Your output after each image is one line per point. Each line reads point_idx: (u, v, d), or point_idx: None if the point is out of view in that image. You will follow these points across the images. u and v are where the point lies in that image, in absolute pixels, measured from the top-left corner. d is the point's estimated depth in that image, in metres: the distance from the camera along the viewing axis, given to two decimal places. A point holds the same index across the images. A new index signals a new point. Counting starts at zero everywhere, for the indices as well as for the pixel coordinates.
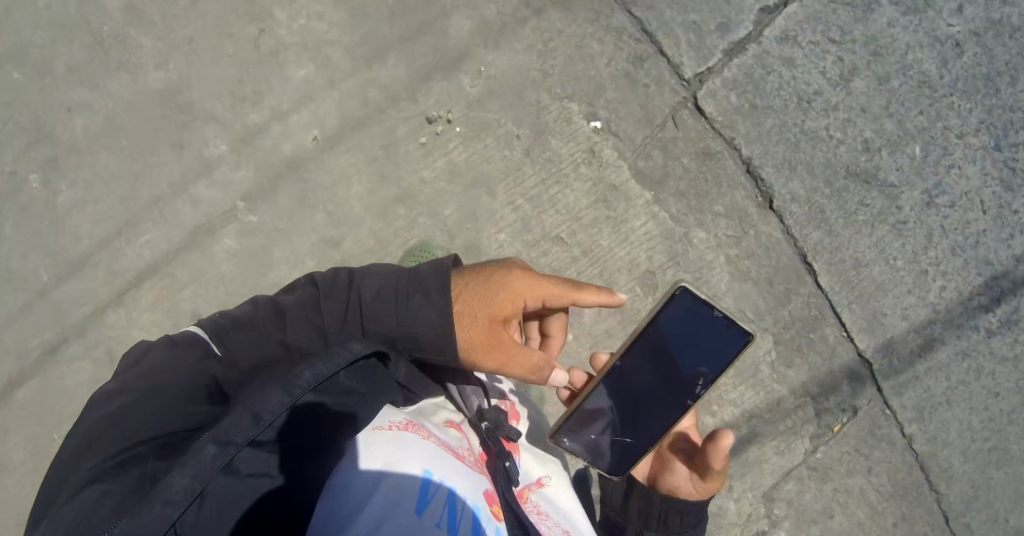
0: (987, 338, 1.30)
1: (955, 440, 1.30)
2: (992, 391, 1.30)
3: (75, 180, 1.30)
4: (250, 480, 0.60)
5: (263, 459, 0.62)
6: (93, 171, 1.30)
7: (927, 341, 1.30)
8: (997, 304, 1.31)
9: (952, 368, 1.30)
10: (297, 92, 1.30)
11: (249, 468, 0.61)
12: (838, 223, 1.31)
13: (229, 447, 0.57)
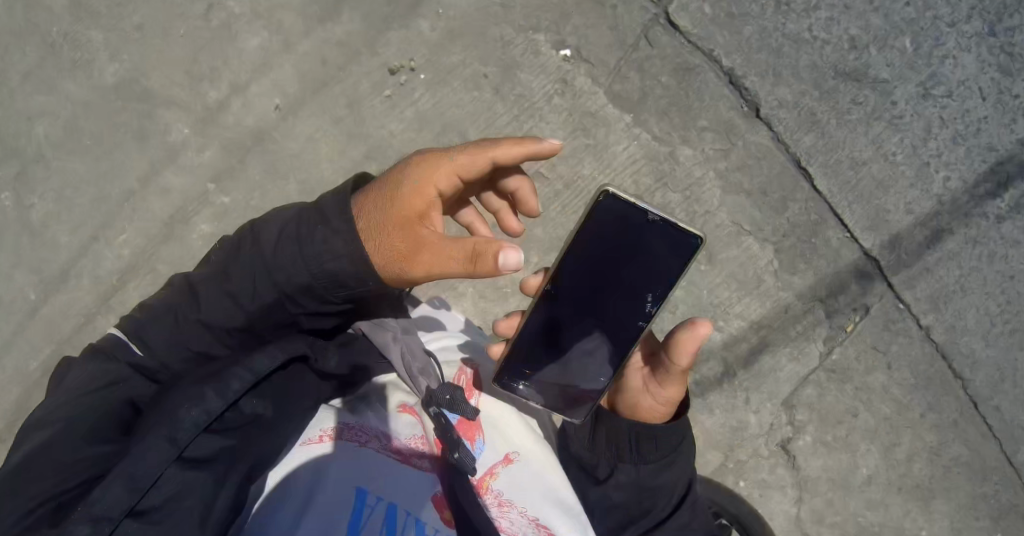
0: (995, 223, 1.26)
1: (973, 328, 1.27)
2: (1005, 276, 1.26)
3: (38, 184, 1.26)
4: (190, 472, 0.65)
5: (205, 447, 0.68)
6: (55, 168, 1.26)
7: (932, 235, 1.26)
8: (999, 184, 1.26)
9: (960, 259, 1.26)
10: (249, 62, 1.25)
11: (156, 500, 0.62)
12: (831, 128, 1.26)
13: (140, 490, 0.61)
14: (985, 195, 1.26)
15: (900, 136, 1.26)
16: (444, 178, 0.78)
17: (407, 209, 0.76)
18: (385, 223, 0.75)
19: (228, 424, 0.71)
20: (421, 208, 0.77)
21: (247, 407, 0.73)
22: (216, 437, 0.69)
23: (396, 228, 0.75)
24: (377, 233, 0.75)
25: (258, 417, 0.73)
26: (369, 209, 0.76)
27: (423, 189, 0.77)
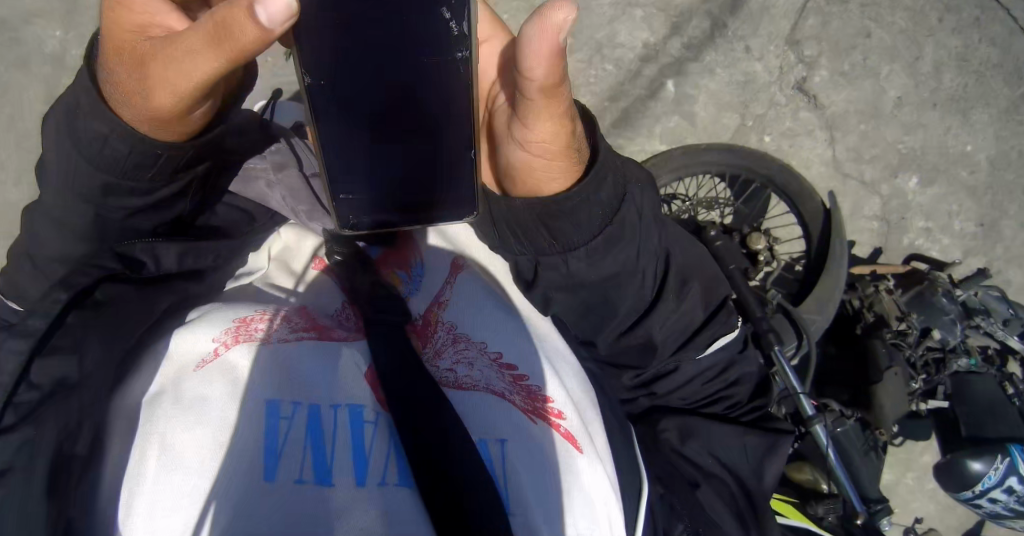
0: (885, 126, 1.27)
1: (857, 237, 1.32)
2: (890, 174, 1.30)
3: None
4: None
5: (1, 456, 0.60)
6: None
7: (831, 136, 1.26)
8: (889, 93, 1.26)
9: (858, 159, 1.28)
10: None
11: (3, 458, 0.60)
12: (737, 31, 1.20)
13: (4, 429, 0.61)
14: (876, 104, 1.26)
15: (806, 38, 1.22)
16: (163, 99, 0.62)
17: (152, 110, 0.63)
18: (125, 109, 0.63)
19: (21, 412, 0.62)
20: (143, 85, 0.61)
21: (43, 378, 0.64)
22: (16, 437, 0.61)
23: (133, 102, 0.63)
24: (116, 75, 0.63)
25: (59, 384, 0.64)
26: (133, 156, 0.65)
27: (148, 88, 0.61)
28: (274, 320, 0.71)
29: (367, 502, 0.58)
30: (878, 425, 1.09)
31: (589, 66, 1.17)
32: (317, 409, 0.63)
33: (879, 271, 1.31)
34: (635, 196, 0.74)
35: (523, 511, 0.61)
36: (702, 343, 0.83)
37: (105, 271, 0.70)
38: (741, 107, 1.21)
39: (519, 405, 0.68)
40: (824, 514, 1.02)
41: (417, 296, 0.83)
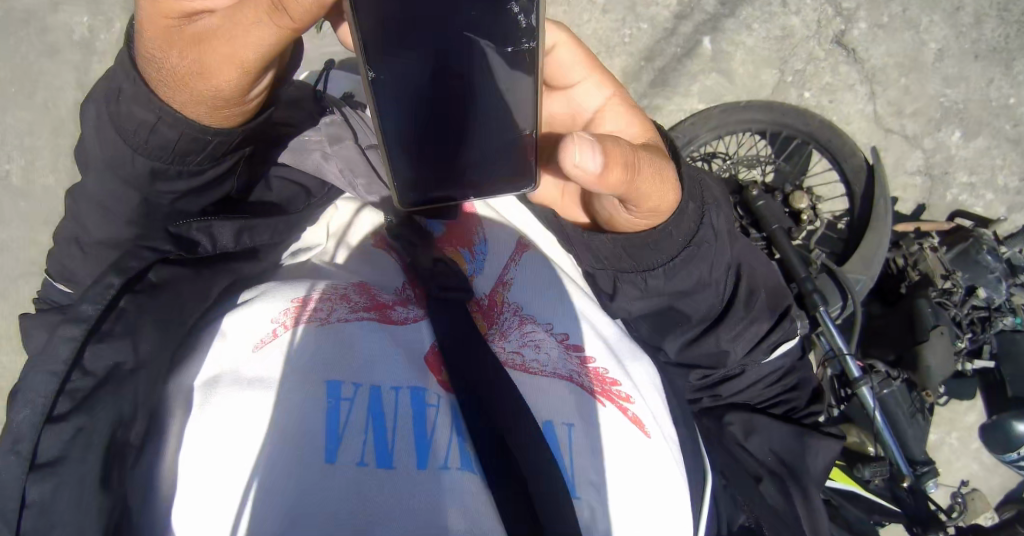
0: (925, 79, 1.17)
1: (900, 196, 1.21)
2: (933, 128, 1.18)
3: None
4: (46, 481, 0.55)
5: (54, 442, 0.56)
6: None
7: (872, 90, 1.18)
8: (930, 44, 1.16)
9: (899, 114, 1.18)
10: None
11: (55, 447, 0.56)
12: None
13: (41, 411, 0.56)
14: (916, 56, 1.16)
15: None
16: (224, 84, 0.58)
17: (212, 97, 0.59)
18: (181, 101, 0.60)
19: (75, 399, 0.57)
20: (199, 74, 0.57)
21: (96, 364, 0.59)
22: (67, 427, 0.56)
23: (192, 93, 0.59)
24: (164, 66, 0.58)
25: (114, 370, 0.59)
26: (181, 141, 0.62)
27: (206, 76, 0.57)
28: (335, 303, 0.63)
29: (431, 487, 0.54)
30: (925, 386, 1.01)
31: (622, 25, 1.15)
32: (378, 389, 0.58)
33: (922, 228, 1.19)
34: (714, 215, 0.76)
35: (590, 497, 0.59)
36: (768, 349, 0.81)
37: (158, 254, 0.65)
38: (780, 63, 1.17)
39: (586, 387, 0.65)
40: (870, 476, 0.93)
41: (481, 275, 0.73)
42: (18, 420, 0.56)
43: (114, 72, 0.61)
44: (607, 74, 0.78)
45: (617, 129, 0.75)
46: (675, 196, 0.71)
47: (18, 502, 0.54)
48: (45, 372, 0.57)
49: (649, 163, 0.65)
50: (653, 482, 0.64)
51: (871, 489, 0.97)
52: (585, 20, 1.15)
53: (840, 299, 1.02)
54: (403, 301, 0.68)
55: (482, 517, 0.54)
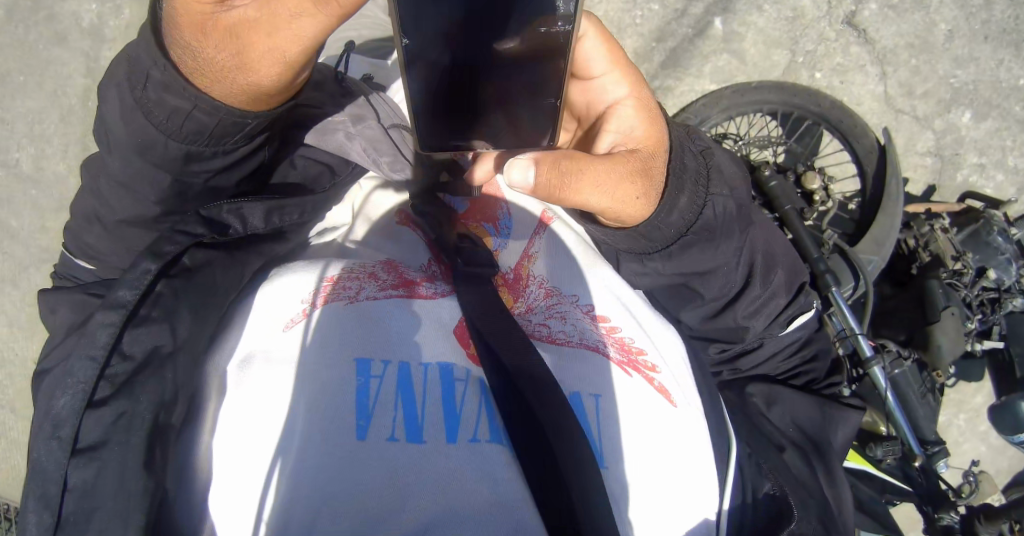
0: (936, 60, 1.16)
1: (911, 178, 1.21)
2: (943, 109, 1.18)
3: None
4: (89, 465, 0.56)
5: (96, 427, 0.57)
6: None
7: (882, 71, 1.16)
8: (940, 26, 1.15)
9: (909, 95, 1.17)
10: None
11: (96, 431, 0.57)
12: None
13: (82, 388, 0.56)
14: (926, 36, 1.15)
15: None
16: (264, 77, 0.59)
17: (251, 89, 0.61)
18: (219, 90, 0.60)
19: (115, 384, 0.58)
20: (240, 66, 0.59)
21: (135, 347, 0.60)
22: (110, 410, 0.57)
23: (233, 84, 0.60)
24: (202, 55, 0.59)
25: (153, 353, 0.60)
26: (219, 126, 0.63)
27: (248, 68, 0.59)
28: (364, 280, 0.65)
29: (462, 459, 0.56)
30: (936, 367, 0.97)
31: (634, 6, 1.15)
32: (406, 366, 0.59)
33: (933, 211, 1.17)
34: (721, 200, 0.74)
35: (617, 465, 0.61)
36: (785, 322, 0.84)
37: (192, 237, 0.64)
38: (790, 44, 1.16)
39: (613, 358, 0.67)
40: (883, 456, 0.91)
41: (507, 249, 0.76)
42: (56, 406, 0.56)
43: (139, 55, 0.60)
44: (631, 69, 0.75)
45: (622, 126, 0.73)
46: (648, 208, 0.70)
47: (60, 486, 0.55)
48: (84, 358, 0.57)
49: (598, 177, 0.65)
50: (682, 450, 0.66)
51: (885, 469, 0.95)
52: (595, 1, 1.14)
53: (853, 278, 0.98)
54: (430, 278, 0.70)
55: (514, 486, 0.56)
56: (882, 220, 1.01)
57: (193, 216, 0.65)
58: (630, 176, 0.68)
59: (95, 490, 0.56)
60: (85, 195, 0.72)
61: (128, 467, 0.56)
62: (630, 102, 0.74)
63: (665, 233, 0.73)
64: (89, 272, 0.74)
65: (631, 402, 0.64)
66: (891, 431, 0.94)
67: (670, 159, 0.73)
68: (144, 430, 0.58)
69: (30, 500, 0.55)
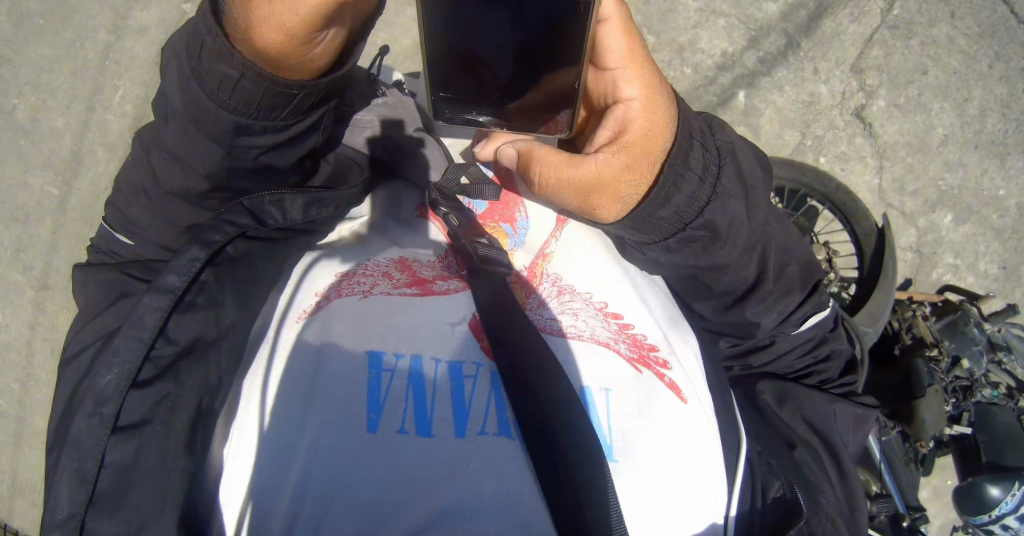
0: (928, 161, 1.27)
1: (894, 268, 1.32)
2: (929, 208, 1.29)
3: None
4: (130, 442, 0.61)
5: (137, 409, 0.61)
6: None
7: (881, 164, 1.27)
8: (937, 130, 1.26)
9: (901, 191, 1.28)
10: None
11: (138, 412, 0.61)
12: (809, 52, 1.20)
13: (124, 372, 0.60)
14: (924, 138, 1.26)
15: (869, 67, 1.22)
16: (310, 5, 0.60)
17: (266, 48, 0.64)
18: (253, 27, 0.62)
19: (158, 367, 0.63)
20: None
21: (179, 334, 0.65)
22: (152, 393, 0.63)
23: (251, 44, 0.64)
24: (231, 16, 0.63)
25: (196, 341, 0.66)
26: (266, 97, 0.67)
27: (261, 21, 0.62)
28: (378, 278, 0.71)
29: (474, 449, 0.63)
30: (918, 438, 1.01)
31: (667, 68, 1.17)
32: (418, 359, 0.67)
33: (916, 297, 1.26)
34: (727, 200, 0.78)
35: (628, 455, 0.68)
36: (800, 319, 0.86)
37: (240, 228, 0.69)
38: (802, 126, 1.23)
39: (623, 353, 0.74)
40: (878, 512, 0.89)
41: (522, 248, 0.81)
42: (100, 381, 0.60)
43: (197, 23, 0.64)
44: (648, 69, 0.76)
45: (621, 123, 0.77)
46: (612, 214, 0.77)
47: (98, 461, 0.59)
48: (132, 339, 0.61)
49: (558, 179, 0.75)
50: (690, 448, 0.72)
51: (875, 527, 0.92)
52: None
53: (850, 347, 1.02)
54: (442, 276, 0.74)
55: (526, 478, 0.64)
56: (878, 293, 1.07)
57: (238, 207, 0.69)
58: (593, 181, 0.75)
59: (134, 465, 0.61)
60: (136, 167, 0.78)
61: (174, 448, 0.63)
62: (638, 102, 0.76)
63: (643, 230, 0.78)
64: (127, 247, 0.80)
65: (640, 396, 0.71)
66: (883, 488, 0.93)
67: (664, 166, 0.75)
68: (188, 414, 0.64)
69: (64, 470, 0.58)
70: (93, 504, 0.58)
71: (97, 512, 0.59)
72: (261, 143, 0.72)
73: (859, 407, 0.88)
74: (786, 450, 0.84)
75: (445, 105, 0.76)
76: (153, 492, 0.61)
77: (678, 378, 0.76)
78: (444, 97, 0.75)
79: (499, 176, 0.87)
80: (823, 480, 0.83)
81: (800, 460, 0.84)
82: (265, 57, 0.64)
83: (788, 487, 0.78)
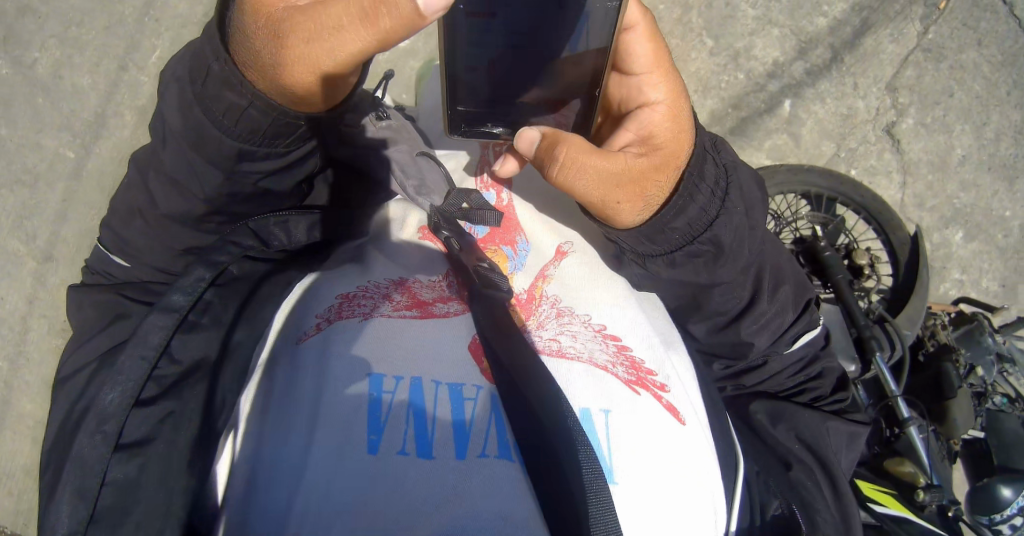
0: (945, 180, 1.33)
1: None
2: (942, 224, 1.34)
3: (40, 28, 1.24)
4: (134, 460, 0.61)
5: (139, 427, 0.62)
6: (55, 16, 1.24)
7: (904, 180, 1.33)
8: (956, 150, 1.32)
9: (920, 206, 1.34)
10: None
11: (139, 432, 0.61)
12: (850, 68, 1.29)
13: (128, 391, 0.61)
14: (943, 157, 1.32)
15: (903, 87, 1.30)
16: (345, 51, 0.60)
17: (286, 88, 0.63)
18: (277, 69, 0.61)
19: (161, 386, 0.63)
20: (311, 36, 0.59)
21: (184, 354, 0.65)
22: (156, 411, 0.63)
23: (271, 83, 0.63)
24: (251, 53, 0.62)
25: (200, 362, 0.66)
26: (273, 126, 0.67)
27: (286, 65, 0.61)
28: (379, 300, 0.71)
29: (473, 472, 0.60)
30: (950, 437, 1.09)
31: (724, 71, 1.30)
32: (418, 381, 0.64)
33: (935, 308, 1.33)
34: (733, 217, 0.77)
35: (626, 479, 0.65)
36: (791, 338, 0.88)
37: (242, 248, 0.71)
38: (839, 138, 1.30)
39: (621, 376, 0.70)
40: (931, 502, 0.94)
41: (521, 272, 0.80)
42: (104, 400, 0.60)
43: (204, 49, 0.64)
44: (673, 77, 0.79)
45: (644, 126, 0.77)
46: (635, 217, 0.75)
47: (98, 480, 0.59)
48: (136, 357, 0.62)
49: (581, 168, 0.73)
50: (688, 475, 0.69)
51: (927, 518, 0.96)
52: (691, 57, 1.29)
53: (891, 346, 1.07)
54: (442, 298, 0.74)
55: (526, 501, 0.60)
56: (915, 299, 1.14)
57: (243, 228, 0.72)
58: (612, 173, 0.73)
59: (135, 484, 0.60)
60: (134, 195, 0.79)
61: (175, 466, 0.62)
62: (663, 107, 0.77)
63: (655, 234, 0.77)
64: (122, 269, 0.81)
65: (641, 421, 0.68)
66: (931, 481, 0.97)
67: (685, 171, 0.76)
68: (190, 434, 0.63)
69: (66, 489, 0.59)
70: (93, 523, 0.58)
71: (97, 530, 0.58)
72: (264, 164, 0.71)
73: (851, 424, 0.90)
74: (783, 470, 0.84)
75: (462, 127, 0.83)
76: (156, 508, 0.60)
77: (677, 399, 0.73)
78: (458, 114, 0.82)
79: (501, 206, 0.87)
80: (818, 499, 0.82)
81: (795, 479, 0.83)
82: (288, 94, 0.63)
83: (787, 506, 0.81)
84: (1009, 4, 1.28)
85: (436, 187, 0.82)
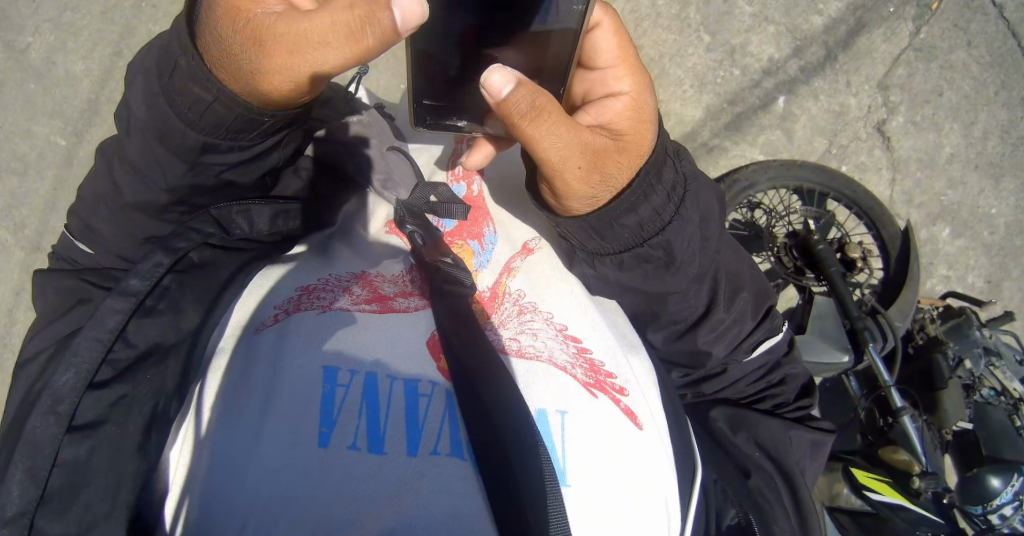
0: (934, 177, 1.35)
1: None
2: (930, 221, 1.36)
3: (39, 16, 1.27)
4: (84, 441, 0.57)
5: (93, 407, 0.58)
6: (55, 5, 1.27)
7: (894, 176, 1.35)
8: (945, 148, 1.35)
9: (908, 202, 1.36)
10: None
11: (93, 411, 0.58)
12: (844, 66, 1.32)
13: (82, 370, 0.58)
14: (933, 154, 1.35)
15: (895, 85, 1.33)
16: (322, 63, 0.58)
17: (261, 94, 0.61)
18: (253, 76, 0.60)
19: (116, 369, 0.60)
20: (290, 47, 0.57)
21: (139, 338, 0.62)
22: (110, 394, 0.59)
23: (246, 88, 0.61)
24: (227, 55, 0.60)
25: (156, 346, 0.63)
26: (236, 122, 0.65)
27: (263, 74, 0.59)
28: (339, 292, 0.68)
29: (422, 472, 0.57)
30: (941, 426, 1.12)
31: (719, 67, 1.32)
32: (374, 376, 0.61)
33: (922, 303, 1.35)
34: (688, 224, 0.76)
35: (579, 482, 0.62)
36: (750, 347, 0.87)
37: (202, 235, 0.68)
38: (831, 134, 1.33)
39: (579, 379, 0.67)
40: (925, 489, 0.97)
41: (487, 268, 0.78)
42: (58, 382, 0.57)
43: (172, 43, 0.63)
44: (638, 71, 0.78)
45: (607, 113, 0.75)
46: (586, 199, 0.72)
47: (49, 460, 0.55)
48: (90, 339, 0.59)
49: (552, 127, 0.67)
50: (643, 482, 0.66)
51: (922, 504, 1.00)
52: (689, 53, 1.32)
53: (883, 336, 1.08)
54: (404, 292, 0.70)
55: (475, 500, 0.57)
56: (907, 294, 1.16)
57: (204, 216, 0.70)
58: (580, 141, 0.68)
59: (85, 468, 0.57)
60: (100, 179, 0.75)
61: (125, 449, 0.59)
62: (625, 97, 0.76)
63: (627, 224, 0.75)
64: (86, 255, 0.77)
65: (596, 424, 0.65)
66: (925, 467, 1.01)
67: (643, 166, 0.74)
68: (143, 417, 0.61)
69: (13, 470, 0.54)
70: (42, 503, 0.54)
71: (48, 510, 0.55)
72: (230, 155, 0.69)
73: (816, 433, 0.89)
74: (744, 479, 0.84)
75: (428, 119, 0.78)
76: (105, 488, 0.57)
77: (636, 404, 0.70)
78: (422, 104, 0.77)
79: (471, 196, 0.85)
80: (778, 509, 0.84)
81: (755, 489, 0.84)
82: (262, 98, 0.62)
83: (743, 515, 0.82)
84: (999, 6, 1.32)
85: (405, 183, 0.82)
